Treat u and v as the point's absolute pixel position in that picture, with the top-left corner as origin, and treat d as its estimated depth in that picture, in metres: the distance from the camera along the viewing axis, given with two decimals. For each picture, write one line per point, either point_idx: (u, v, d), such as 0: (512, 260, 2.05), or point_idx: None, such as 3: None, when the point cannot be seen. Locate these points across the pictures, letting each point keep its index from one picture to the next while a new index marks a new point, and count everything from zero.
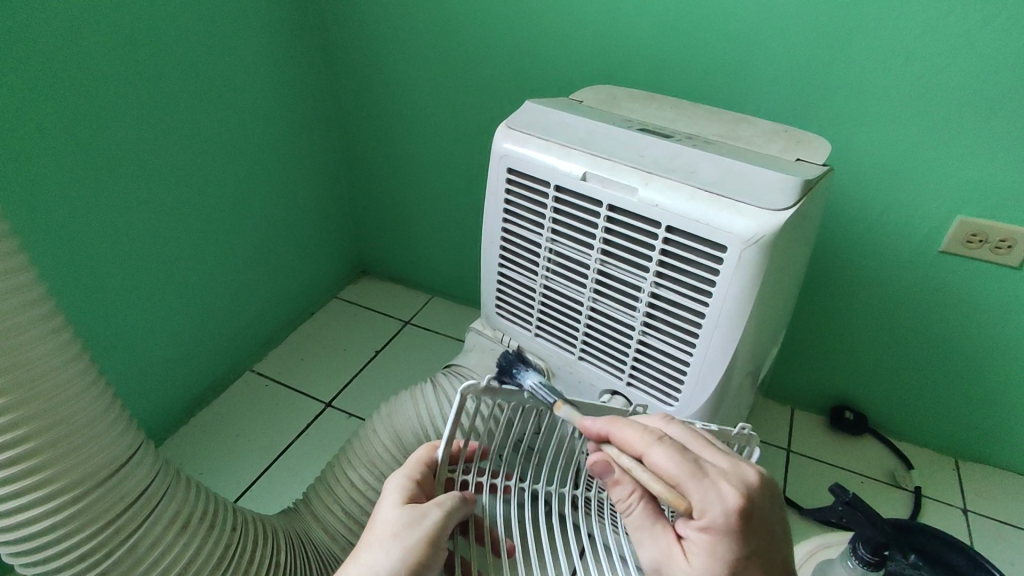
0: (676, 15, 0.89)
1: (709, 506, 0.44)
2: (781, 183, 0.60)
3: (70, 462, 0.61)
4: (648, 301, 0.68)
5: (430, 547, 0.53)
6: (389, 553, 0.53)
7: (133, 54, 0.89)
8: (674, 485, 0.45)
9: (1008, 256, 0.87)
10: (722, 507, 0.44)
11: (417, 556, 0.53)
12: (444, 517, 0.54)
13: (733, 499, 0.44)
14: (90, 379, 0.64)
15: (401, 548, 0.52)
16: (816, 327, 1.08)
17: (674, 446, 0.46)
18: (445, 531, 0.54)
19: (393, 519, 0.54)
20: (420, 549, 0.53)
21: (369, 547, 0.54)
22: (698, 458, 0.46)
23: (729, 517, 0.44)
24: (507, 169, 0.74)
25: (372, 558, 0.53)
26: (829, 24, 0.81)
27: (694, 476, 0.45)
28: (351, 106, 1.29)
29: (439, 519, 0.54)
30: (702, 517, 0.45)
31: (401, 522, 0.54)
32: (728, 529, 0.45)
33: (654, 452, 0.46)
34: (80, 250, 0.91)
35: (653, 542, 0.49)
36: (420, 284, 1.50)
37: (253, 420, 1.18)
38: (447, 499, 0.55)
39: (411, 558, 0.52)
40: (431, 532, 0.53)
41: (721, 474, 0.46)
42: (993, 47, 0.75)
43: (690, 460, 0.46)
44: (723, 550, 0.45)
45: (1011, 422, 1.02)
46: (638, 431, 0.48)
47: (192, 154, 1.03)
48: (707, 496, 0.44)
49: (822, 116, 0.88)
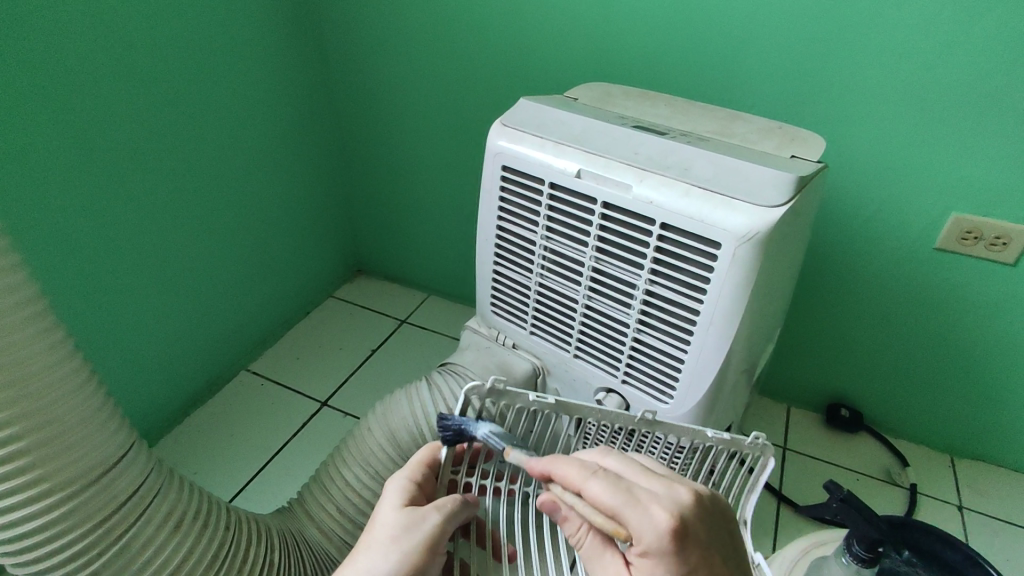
0: (672, 12, 0.89)
1: (644, 531, 0.44)
2: (775, 180, 0.60)
3: (61, 462, 0.61)
4: (643, 299, 0.67)
5: (428, 551, 0.53)
6: (387, 556, 0.53)
7: (125, 50, 0.88)
8: (612, 515, 0.45)
9: (1003, 252, 0.87)
10: (654, 531, 0.44)
11: (415, 560, 0.53)
12: (444, 522, 0.54)
13: (664, 522, 0.44)
14: (82, 379, 0.63)
15: (399, 552, 0.53)
16: (811, 325, 1.08)
17: (607, 477, 0.46)
18: (444, 537, 0.54)
19: (392, 521, 0.54)
20: (418, 553, 0.53)
21: (366, 549, 0.54)
22: (630, 485, 0.46)
23: (662, 539, 0.43)
24: (502, 166, 0.73)
25: (368, 560, 0.53)
26: (824, 21, 0.81)
27: (625, 504, 0.44)
28: (347, 104, 1.29)
29: (439, 523, 0.54)
30: (640, 544, 0.44)
31: (399, 525, 0.54)
32: (665, 553, 0.44)
33: (588, 485, 0.46)
34: (73, 248, 0.90)
35: (608, 573, 0.49)
36: (416, 282, 1.50)
37: (248, 419, 1.17)
38: (447, 502, 0.55)
39: (408, 562, 0.53)
40: (430, 536, 0.53)
41: (653, 497, 0.45)
42: (988, 43, 0.75)
43: (621, 488, 0.45)
44: (666, 574, 0.45)
45: (1005, 418, 1.03)
46: (574, 465, 0.48)
47: (186, 152, 1.02)
48: (639, 521, 0.44)
49: (817, 113, 0.88)
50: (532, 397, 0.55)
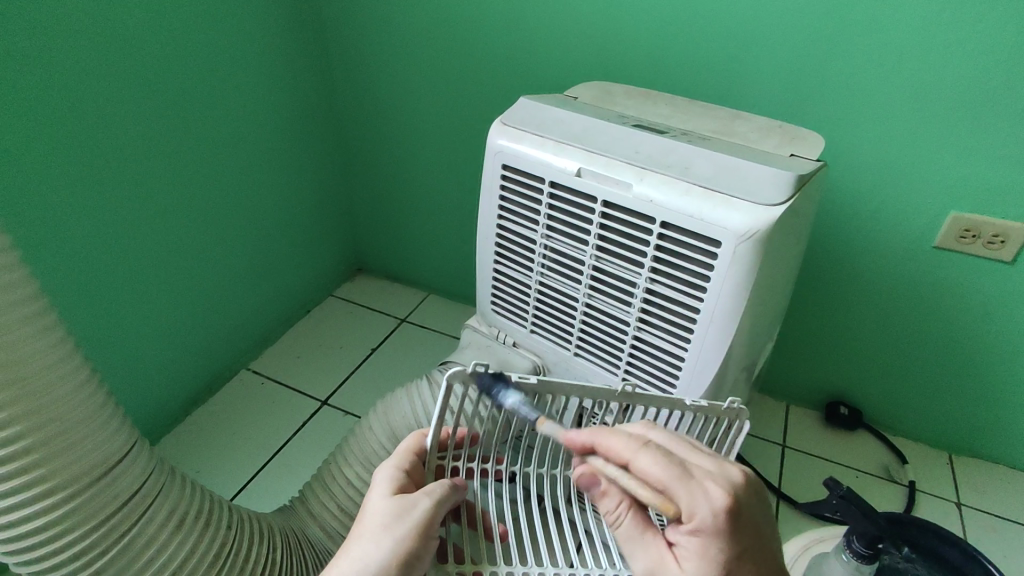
0: (672, 11, 0.89)
1: (700, 507, 0.45)
2: (775, 178, 0.60)
3: (63, 461, 0.61)
4: (643, 297, 0.68)
5: (421, 536, 0.54)
6: (381, 544, 0.52)
7: (125, 49, 0.88)
8: (662, 490, 0.46)
9: (1002, 250, 0.88)
10: (710, 507, 0.45)
11: (410, 546, 0.53)
12: (435, 507, 0.54)
13: (720, 499, 0.45)
14: (83, 378, 0.63)
15: (393, 539, 0.52)
16: (811, 323, 1.08)
17: (659, 452, 0.47)
18: (435, 521, 0.54)
19: (381, 508, 0.54)
20: (412, 538, 0.53)
21: (357, 537, 0.54)
22: (685, 462, 0.47)
23: (718, 516, 0.45)
24: (502, 165, 0.74)
25: (361, 550, 0.53)
26: (824, 21, 0.82)
27: (680, 479, 0.45)
28: (346, 103, 1.29)
29: (431, 507, 0.54)
30: (693, 521, 0.46)
31: (391, 513, 0.54)
32: (717, 529, 0.45)
33: (640, 458, 0.47)
34: (73, 248, 0.90)
35: (644, 549, 0.49)
36: (416, 281, 1.50)
37: (249, 418, 1.17)
38: (437, 487, 0.55)
39: (403, 548, 0.52)
40: (421, 521, 0.54)
41: (707, 475, 0.46)
42: (986, 43, 0.75)
43: (676, 463, 0.46)
44: (714, 550, 0.46)
45: (1004, 415, 1.03)
46: (623, 439, 0.48)
47: (186, 152, 1.02)
48: (696, 498, 0.45)
49: (817, 112, 0.88)
50: (513, 377, 0.56)
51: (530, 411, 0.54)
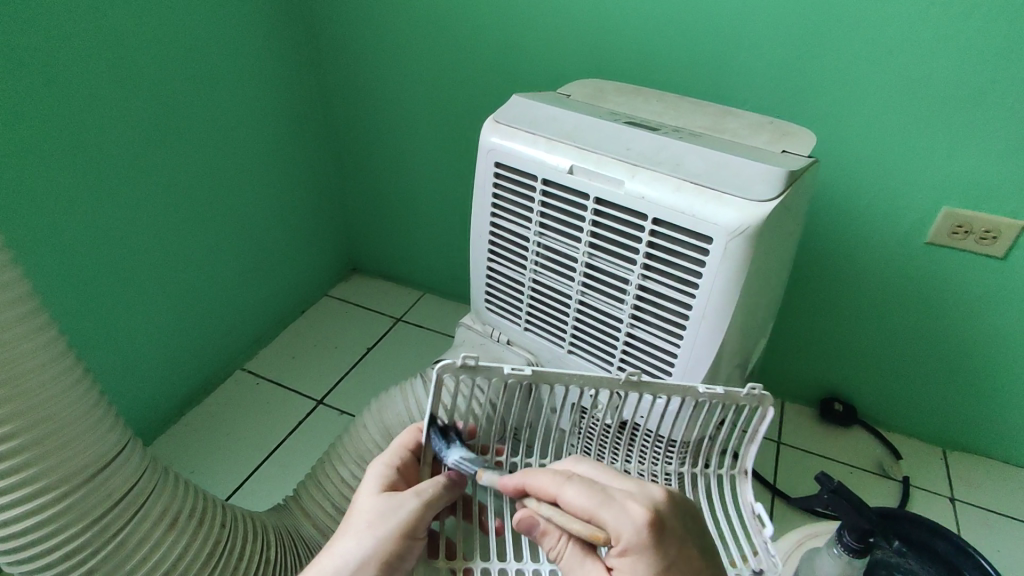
0: (665, 8, 0.89)
1: (622, 530, 0.47)
2: (765, 174, 0.60)
3: (55, 461, 0.61)
4: (636, 294, 0.68)
5: (406, 537, 0.54)
6: (363, 541, 0.53)
7: (116, 49, 0.88)
8: (588, 518, 0.48)
9: (993, 246, 0.88)
10: (631, 526, 0.46)
11: (393, 544, 0.54)
12: (423, 509, 0.55)
13: (641, 516, 0.47)
14: (75, 377, 0.63)
15: (377, 537, 0.53)
16: (805, 320, 1.08)
17: (582, 482, 0.49)
18: (422, 522, 0.55)
19: (370, 505, 0.55)
20: (396, 537, 0.54)
21: (344, 531, 0.55)
22: (605, 488, 0.49)
23: (641, 533, 0.46)
24: (495, 163, 0.74)
25: (345, 545, 0.54)
26: (816, 17, 0.82)
27: (601, 503, 0.47)
28: (340, 103, 1.28)
29: (418, 508, 0.55)
30: (618, 544, 0.47)
31: (377, 510, 0.55)
32: (643, 548, 0.46)
33: (564, 489, 0.49)
34: (66, 248, 0.90)
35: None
36: (411, 281, 1.50)
37: (244, 418, 1.17)
38: (427, 487, 0.55)
39: (385, 547, 0.53)
40: (407, 522, 0.54)
41: (630, 496, 0.48)
42: (976, 39, 0.76)
43: (597, 491, 0.49)
44: (647, 570, 0.46)
45: (997, 410, 1.03)
46: (548, 474, 0.51)
47: (179, 152, 1.02)
48: (618, 521, 0.47)
49: (810, 109, 0.88)
50: (507, 368, 0.56)
51: (470, 465, 0.57)
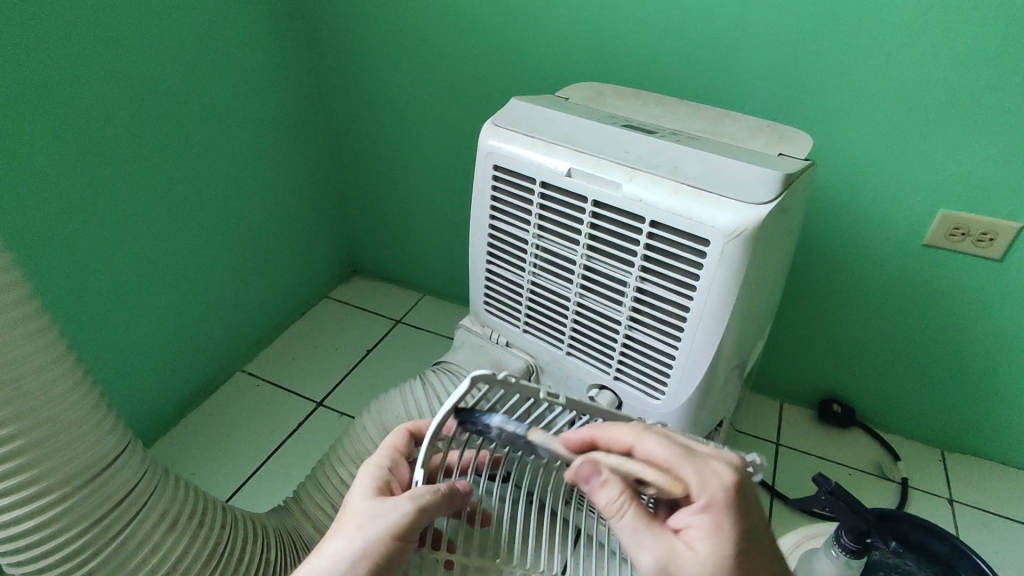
0: (663, 11, 0.90)
1: (705, 484, 0.48)
2: (762, 177, 0.61)
3: (56, 462, 0.61)
4: (634, 296, 0.68)
5: (396, 540, 0.53)
6: (353, 541, 0.53)
7: (118, 53, 0.89)
8: (670, 471, 0.49)
9: (990, 248, 0.88)
10: (719, 482, 0.48)
11: (384, 547, 0.53)
12: (415, 512, 0.53)
13: (728, 477, 0.49)
14: (77, 378, 0.64)
15: (365, 539, 0.53)
16: (804, 321, 1.08)
17: (662, 437, 0.51)
18: (415, 527, 0.53)
19: (360, 508, 0.55)
20: (385, 541, 0.53)
21: (336, 532, 0.55)
22: (690, 447, 0.51)
23: (727, 492, 0.48)
24: (494, 166, 0.74)
25: (336, 544, 0.54)
26: (813, 20, 0.82)
27: (687, 459, 0.49)
28: (340, 106, 1.29)
29: (408, 513, 0.53)
30: (700, 500, 0.49)
31: (367, 513, 0.54)
32: (724, 505, 0.48)
33: (646, 441, 0.51)
34: (67, 250, 0.90)
35: (650, 543, 0.48)
36: (411, 282, 1.50)
37: (244, 419, 1.18)
38: (419, 491, 0.53)
39: (374, 549, 0.53)
40: (398, 525, 0.53)
41: (713, 456, 0.50)
42: (972, 43, 0.76)
43: (681, 448, 0.50)
44: (723, 529, 0.48)
45: (996, 411, 1.04)
46: (626, 427, 0.52)
47: (180, 155, 1.03)
48: (702, 475, 0.49)
49: (807, 112, 0.89)
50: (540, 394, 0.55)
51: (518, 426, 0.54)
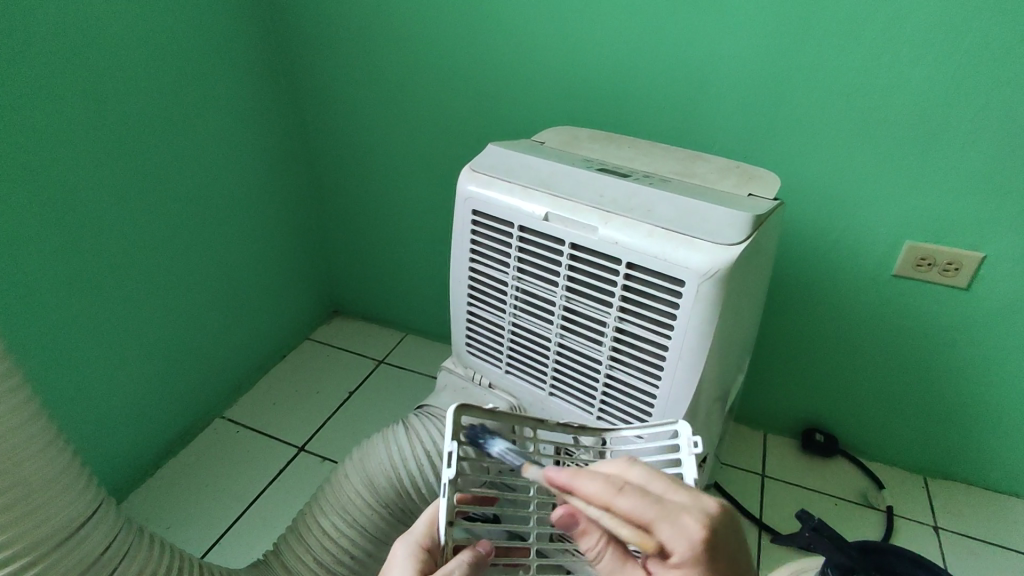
0: (633, 55, 0.93)
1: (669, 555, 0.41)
2: (733, 219, 0.62)
3: (23, 527, 0.59)
4: (613, 335, 0.69)
5: None
6: None
7: (96, 102, 0.90)
8: (644, 527, 0.41)
9: (957, 277, 0.91)
10: (696, 531, 0.40)
11: None
12: None
13: (701, 531, 0.40)
14: (50, 437, 0.62)
15: None
16: (783, 352, 1.10)
17: (636, 488, 0.42)
18: None
19: None
20: None
21: None
22: (660, 495, 0.42)
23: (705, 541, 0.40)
24: (472, 211, 0.75)
25: None
26: (776, 64, 0.86)
27: (661, 518, 0.40)
28: (320, 148, 1.30)
29: None
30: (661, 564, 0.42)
31: None
32: (696, 565, 0.41)
33: (624, 495, 0.41)
34: (38, 298, 0.89)
35: None
36: (393, 321, 1.49)
37: (223, 468, 1.15)
38: None
39: None
40: None
41: (684, 508, 0.41)
42: (923, 83, 0.81)
43: (652, 499, 0.41)
44: None
45: (972, 435, 1.05)
46: (596, 480, 0.42)
47: (157, 200, 1.03)
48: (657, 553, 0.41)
49: (774, 149, 0.92)
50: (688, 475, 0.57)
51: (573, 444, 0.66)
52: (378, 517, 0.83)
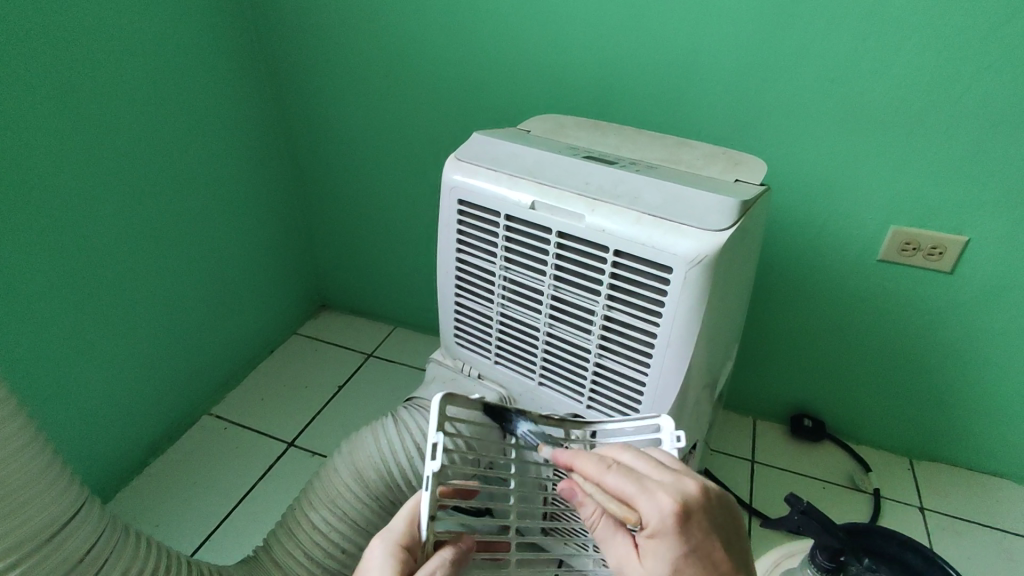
0: (619, 42, 0.92)
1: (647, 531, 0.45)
2: (719, 205, 0.62)
3: (5, 527, 0.58)
4: (602, 324, 0.69)
5: None
6: None
7: (73, 94, 0.87)
8: (624, 500, 0.45)
9: (941, 261, 0.92)
10: (669, 508, 0.44)
11: None
12: None
13: (673, 506, 0.43)
14: (31, 434, 0.61)
15: None
16: (771, 339, 1.10)
17: (623, 468, 0.46)
18: None
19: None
20: None
21: None
22: (643, 474, 0.46)
23: (676, 519, 0.43)
24: (458, 201, 0.75)
25: None
26: (762, 49, 0.86)
27: (637, 491, 0.44)
28: (304, 140, 1.28)
29: None
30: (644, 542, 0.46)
31: None
32: (672, 539, 0.44)
33: (608, 473, 0.46)
34: (14, 295, 0.87)
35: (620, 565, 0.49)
36: (381, 315, 1.48)
37: (211, 465, 1.14)
38: None
39: None
40: None
41: (661, 484, 0.45)
42: (908, 66, 0.80)
43: (634, 477, 0.45)
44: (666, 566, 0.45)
45: (957, 417, 1.06)
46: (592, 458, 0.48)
47: (137, 193, 1.01)
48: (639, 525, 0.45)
49: (761, 135, 0.92)
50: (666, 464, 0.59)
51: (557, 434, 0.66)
52: (369, 511, 0.83)
